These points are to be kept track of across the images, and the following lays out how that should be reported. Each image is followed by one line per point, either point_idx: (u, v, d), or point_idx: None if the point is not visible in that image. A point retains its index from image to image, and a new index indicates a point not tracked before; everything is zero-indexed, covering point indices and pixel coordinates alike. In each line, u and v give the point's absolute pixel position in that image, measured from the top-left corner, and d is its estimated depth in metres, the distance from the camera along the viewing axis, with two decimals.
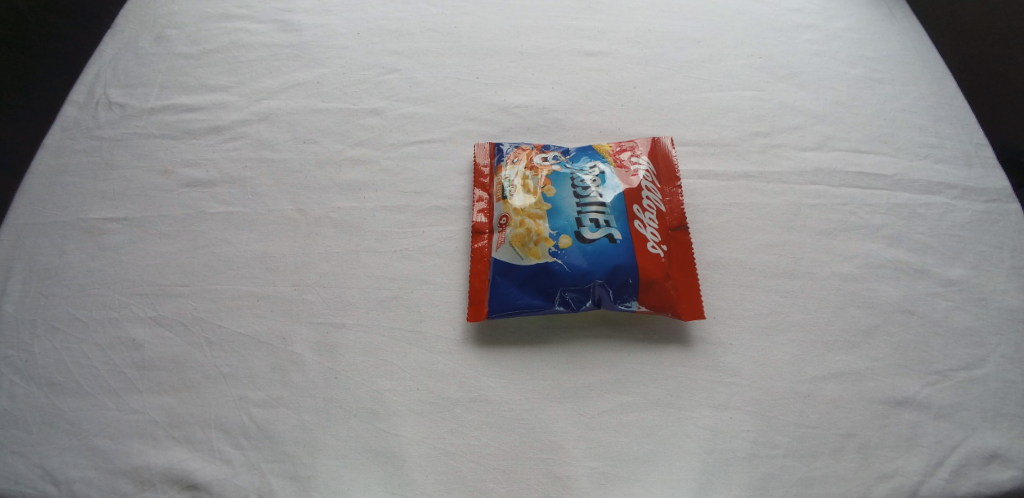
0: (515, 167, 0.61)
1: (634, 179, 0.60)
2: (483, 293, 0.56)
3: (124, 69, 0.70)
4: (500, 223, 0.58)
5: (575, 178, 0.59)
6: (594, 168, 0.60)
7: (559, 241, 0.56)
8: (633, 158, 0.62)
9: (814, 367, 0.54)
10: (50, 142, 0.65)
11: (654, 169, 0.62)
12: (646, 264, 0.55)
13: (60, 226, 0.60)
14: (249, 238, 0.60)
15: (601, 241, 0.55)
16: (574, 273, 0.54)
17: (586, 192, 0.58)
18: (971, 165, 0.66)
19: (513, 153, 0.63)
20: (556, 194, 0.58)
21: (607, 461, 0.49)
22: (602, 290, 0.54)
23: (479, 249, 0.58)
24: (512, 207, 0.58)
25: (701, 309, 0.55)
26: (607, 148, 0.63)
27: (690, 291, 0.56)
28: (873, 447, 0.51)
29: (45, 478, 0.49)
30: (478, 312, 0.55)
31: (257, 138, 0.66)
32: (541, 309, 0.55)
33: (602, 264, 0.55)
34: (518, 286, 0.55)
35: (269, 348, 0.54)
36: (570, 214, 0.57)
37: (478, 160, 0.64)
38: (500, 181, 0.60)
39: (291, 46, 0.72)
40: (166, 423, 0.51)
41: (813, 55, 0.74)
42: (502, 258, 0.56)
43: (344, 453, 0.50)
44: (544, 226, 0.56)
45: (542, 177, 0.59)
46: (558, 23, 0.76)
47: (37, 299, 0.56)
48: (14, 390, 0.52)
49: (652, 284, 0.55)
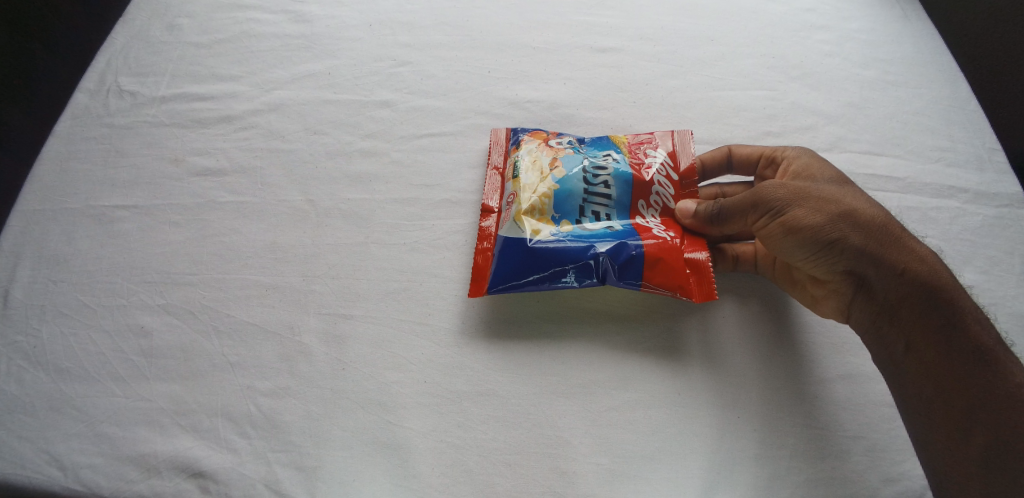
0: (529, 148, 0.60)
1: (646, 170, 0.58)
2: (486, 269, 0.55)
3: (134, 58, 0.70)
4: (508, 201, 0.57)
5: (586, 163, 0.58)
6: (608, 156, 0.59)
7: (560, 225, 0.55)
8: (649, 150, 0.60)
9: (822, 369, 0.54)
10: (61, 129, 0.65)
11: (671, 159, 0.59)
12: (652, 242, 0.54)
13: (69, 213, 0.60)
14: (258, 229, 0.60)
15: (601, 229, 0.55)
16: (578, 246, 0.54)
17: (596, 180, 0.57)
18: (984, 170, 0.66)
19: (529, 137, 0.62)
20: (566, 175, 0.57)
21: (613, 458, 0.49)
22: (606, 264, 0.53)
23: (486, 228, 0.58)
24: (520, 185, 0.57)
25: (712, 288, 0.53)
26: (623, 140, 0.62)
27: (701, 268, 0.53)
28: (881, 450, 0.51)
29: (51, 464, 0.49)
30: (479, 287, 0.55)
31: (267, 128, 0.66)
32: (544, 283, 0.54)
33: (608, 240, 0.54)
34: (520, 257, 0.54)
35: (277, 338, 0.54)
36: (576, 200, 0.56)
37: (495, 146, 0.64)
38: (513, 161, 0.60)
39: (302, 37, 0.72)
40: (173, 410, 0.51)
41: (827, 55, 0.74)
42: (505, 230, 0.55)
43: (350, 444, 0.49)
44: (548, 210, 0.56)
45: (554, 159, 0.58)
46: (570, 19, 0.75)
47: (45, 286, 0.56)
48: (20, 375, 0.52)
49: (658, 259, 0.53)
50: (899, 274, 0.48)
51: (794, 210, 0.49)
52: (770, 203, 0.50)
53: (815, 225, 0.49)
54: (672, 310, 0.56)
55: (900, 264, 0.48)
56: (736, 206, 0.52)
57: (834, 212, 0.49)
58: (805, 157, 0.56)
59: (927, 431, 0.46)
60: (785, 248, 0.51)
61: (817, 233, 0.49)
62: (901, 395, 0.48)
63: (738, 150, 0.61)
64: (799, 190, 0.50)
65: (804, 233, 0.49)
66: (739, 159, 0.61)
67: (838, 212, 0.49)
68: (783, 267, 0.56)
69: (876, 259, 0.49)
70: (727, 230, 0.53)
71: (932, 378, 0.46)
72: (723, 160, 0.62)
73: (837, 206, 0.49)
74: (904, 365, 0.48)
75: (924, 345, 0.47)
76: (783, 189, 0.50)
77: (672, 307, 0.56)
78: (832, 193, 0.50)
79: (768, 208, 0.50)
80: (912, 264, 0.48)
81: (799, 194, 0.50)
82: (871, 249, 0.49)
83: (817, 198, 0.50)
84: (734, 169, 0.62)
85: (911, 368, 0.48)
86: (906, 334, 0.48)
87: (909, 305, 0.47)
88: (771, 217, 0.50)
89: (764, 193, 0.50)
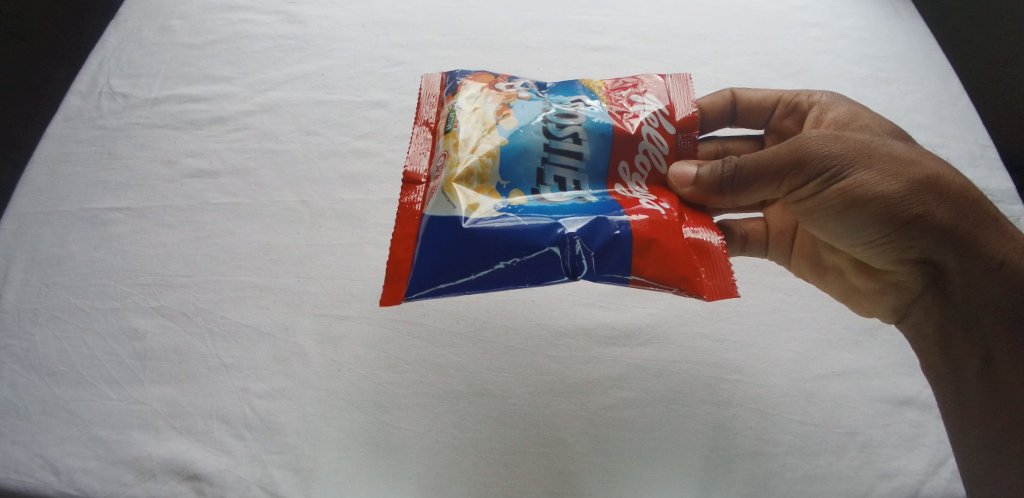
0: (469, 93, 0.46)
1: (632, 120, 0.46)
2: (406, 263, 0.42)
3: (126, 59, 0.70)
4: (438, 165, 0.44)
5: (549, 111, 0.45)
6: (577, 104, 0.46)
7: (509, 196, 0.42)
8: (634, 96, 0.48)
9: (817, 365, 0.54)
10: (52, 131, 0.65)
11: (666, 107, 0.47)
12: (641, 218, 0.41)
13: (62, 216, 0.60)
14: (252, 230, 0.59)
15: (568, 203, 0.42)
16: (536, 229, 0.40)
17: (562, 132, 0.44)
18: (975, 166, 0.66)
19: (469, 79, 0.48)
20: (519, 126, 0.43)
21: (608, 456, 0.49)
22: (580, 249, 0.40)
23: (412, 204, 0.44)
24: (454, 141, 0.43)
25: (728, 280, 0.41)
26: (599, 85, 0.50)
27: (710, 253, 0.42)
28: (876, 446, 0.50)
29: (45, 468, 0.48)
30: (395, 292, 0.41)
31: (261, 129, 0.66)
32: (491, 278, 0.41)
33: (581, 218, 0.41)
34: (451, 247, 0.40)
35: (271, 340, 0.54)
36: (533, 160, 0.43)
37: (427, 98, 0.52)
38: (448, 111, 0.46)
39: (295, 37, 0.72)
40: (167, 413, 0.51)
41: (819, 53, 0.74)
42: (431, 210, 0.41)
43: (345, 445, 0.49)
44: (491, 175, 0.42)
45: (502, 107, 0.45)
46: (564, 17, 0.75)
47: (38, 289, 0.56)
48: (14, 378, 0.52)
49: (652, 242, 0.41)
50: (996, 268, 0.40)
51: (858, 172, 0.41)
52: (826, 161, 0.41)
53: (886, 193, 0.41)
54: (666, 307, 0.56)
55: (999, 255, 0.40)
56: (776, 164, 0.43)
57: (912, 178, 0.40)
58: (840, 104, 0.52)
59: (977, 441, 0.45)
60: (839, 218, 0.44)
61: (888, 205, 0.41)
62: (955, 403, 0.46)
63: (745, 93, 0.57)
64: (862, 144, 0.41)
65: (870, 203, 0.41)
66: (744, 104, 0.57)
67: (918, 180, 0.40)
68: (808, 250, 0.55)
69: (959, 244, 0.41)
70: (756, 193, 0.45)
71: (1006, 398, 0.43)
72: (726, 106, 0.58)
73: (916, 169, 0.41)
74: (971, 377, 0.45)
75: (1005, 360, 0.42)
76: (840, 142, 0.41)
77: (666, 307, 0.56)
78: (906, 151, 0.42)
79: (821, 168, 0.42)
80: (1006, 255, 0.40)
81: (866, 155, 0.41)
82: (956, 230, 0.40)
83: (885, 156, 0.41)
84: (738, 113, 0.58)
85: (980, 385, 0.44)
86: (986, 345, 0.43)
87: (998, 306, 0.41)
88: (825, 182, 0.42)
89: (815, 148, 0.42)
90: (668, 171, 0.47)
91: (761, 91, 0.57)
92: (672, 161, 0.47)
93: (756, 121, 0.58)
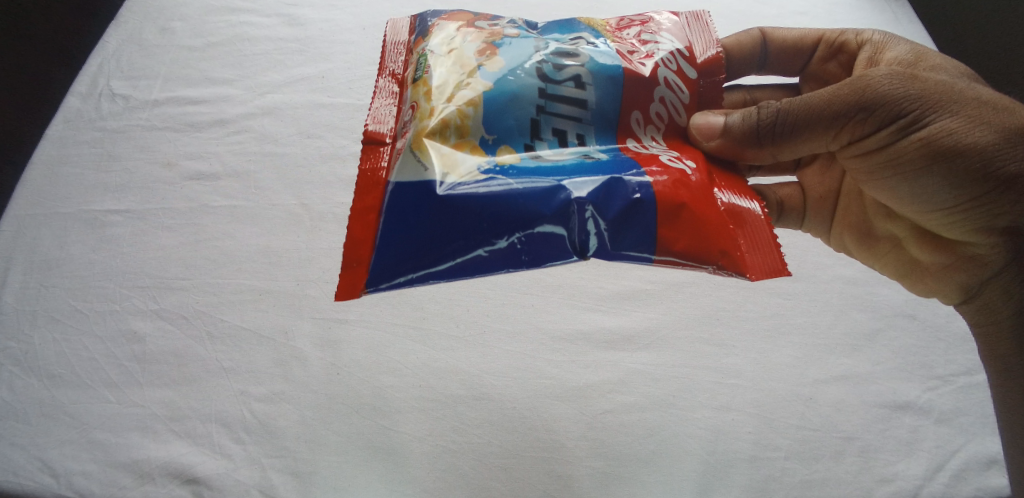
0: (444, 34, 0.41)
1: (644, 62, 0.42)
2: (366, 245, 0.37)
3: (126, 60, 0.70)
4: (406, 122, 0.39)
5: (546, 50, 0.41)
6: (577, 43, 0.42)
7: (497, 154, 0.38)
8: (647, 35, 0.44)
9: (816, 370, 0.54)
10: (52, 133, 0.65)
11: (684, 48, 0.44)
12: (664, 179, 0.38)
13: (61, 217, 0.60)
14: (252, 232, 0.60)
15: (571, 161, 0.38)
16: (529, 198, 0.36)
17: (560, 75, 0.40)
18: None
19: (443, 19, 0.43)
20: (508, 69, 0.39)
21: (608, 461, 0.50)
22: (596, 219, 0.37)
23: (377, 170, 0.40)
24: (427, 89, 0.38)
25: (773, 257, 0.39)
26: (601, 25, 0.46)
27: (745, 222, 0.39)
28: (874, 451, 0.50)
29: (44, 471, 0.48)
30: (354, 282, 0.37)
31: (261, 131, 0.66)
32: (475, 262, 0.37)
33: (596, 179, 0.37)
34: (422, 223, 0.36)
35: (271, 343, 0.54)
36: (527, 109, 0.39)
37: (396, 47, 0.47)
38: (418, 56, 0.41)
39: (296, 40, 0.72)
40: (167, 416, 0.50)
41: None
42: (398, 178, 0.36)
43: (345, 449, 0.49)
44: (472, 129, 0.37)
45: (484, 47, 0.40)
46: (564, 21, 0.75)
47: (38, 291, 0.56)
48: (13, 381, 0.52)
49: (680, 207, 0.37)
50: None
51: (940, 118, 0.41)
52: (902, 103, 0.41)
53: (974, 142, 0.40)
54: (666, 311, 0.57)
55: None
56: (844, 104, 0.42)
57: (1003, 128, 0.40)
58: (897, 43, 0.51)
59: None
60: (916, 172, 0.43)
61: (976, 154, 0.41)
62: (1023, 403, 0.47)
63: (774, 32, 0.56)
64: (943, 87, 0.42)
65: (955, 153, 0.41)
66: (774, 42, 0.57)
67: (1010, 127, 0.40)
68: (849, 223, 0.57)
69: None
70: (817, 141, 0.44)
71: None
72: (756, 46, 0.56)
73: (1006, 118, 0.41)
74: None
75: None
76: (918, 85, 0.41)
77: (665, 312, 0.57)
78: (993, 99, 0.42)
79: (899, 111, 0.41)
80: None
81: (950, 100, 0.41)
82: None
83: (970, 102, 0.41)
84: (767, 53, 0.57)
85: None
86: None
87: None
88: (903, 129, 0.42)
89: (891, 90, 0.41)
90: (689, 122, 0.44)
91: (795, 30, 0.57)
92: (694, 111, 0.44)
93: (789, 61, 0.58)
